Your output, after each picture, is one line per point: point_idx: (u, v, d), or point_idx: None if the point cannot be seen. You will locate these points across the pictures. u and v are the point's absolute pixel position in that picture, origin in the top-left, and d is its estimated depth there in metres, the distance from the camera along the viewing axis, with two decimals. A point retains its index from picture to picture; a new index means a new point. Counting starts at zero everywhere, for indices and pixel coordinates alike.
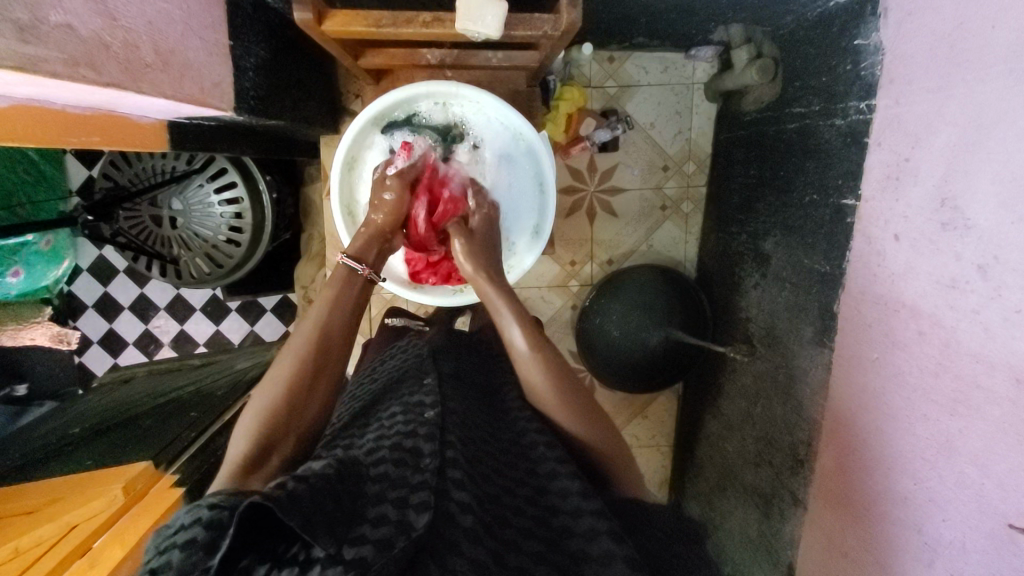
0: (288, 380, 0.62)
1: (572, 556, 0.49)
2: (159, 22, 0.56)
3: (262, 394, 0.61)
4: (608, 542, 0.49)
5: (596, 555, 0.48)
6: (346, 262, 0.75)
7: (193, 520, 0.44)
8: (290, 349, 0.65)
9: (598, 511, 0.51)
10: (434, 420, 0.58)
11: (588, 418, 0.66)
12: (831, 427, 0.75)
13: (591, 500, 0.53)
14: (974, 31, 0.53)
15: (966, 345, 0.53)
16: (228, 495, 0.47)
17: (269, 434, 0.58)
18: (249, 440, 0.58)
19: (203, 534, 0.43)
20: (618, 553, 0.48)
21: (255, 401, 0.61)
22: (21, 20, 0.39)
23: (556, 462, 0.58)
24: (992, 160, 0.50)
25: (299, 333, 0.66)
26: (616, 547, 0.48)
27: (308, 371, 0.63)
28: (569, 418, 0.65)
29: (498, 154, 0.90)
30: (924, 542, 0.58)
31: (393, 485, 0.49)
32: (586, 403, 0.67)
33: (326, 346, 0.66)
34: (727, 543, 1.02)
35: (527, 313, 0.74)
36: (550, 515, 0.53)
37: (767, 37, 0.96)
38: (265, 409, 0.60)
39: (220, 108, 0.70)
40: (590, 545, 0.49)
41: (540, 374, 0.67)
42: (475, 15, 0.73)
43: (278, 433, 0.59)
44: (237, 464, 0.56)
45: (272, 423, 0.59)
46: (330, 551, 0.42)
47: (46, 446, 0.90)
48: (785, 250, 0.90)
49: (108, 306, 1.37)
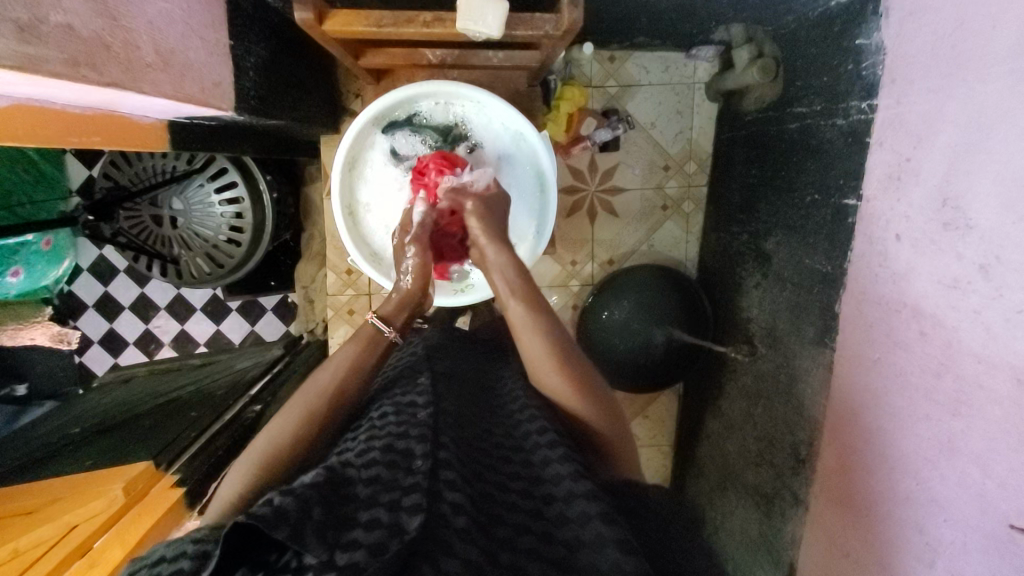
0: (297, 422, 0.61)
1: (566, 545, 0.48)
2: (159, 22, 0.56)
3: (269, 436, 0.60)
4: (601, 524, 0.48)
5: (588, 540, 0.47)
6: (373, 324, 0.74)
7: (176, 554, 0.44)
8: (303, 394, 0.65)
9: (591, 494, 0.51)
10: (426, 420, 0.58)
11: (603, 413, 0.66)
12: (832, 427, 0.75)
13: (583, 483, 0.53)
14: (976, 31, 0.53)
15: (967, 346, 0.53)
16: (209, 531, 0.47)
17: (268, 474, 0.57)
18: (246, 478, 0.56)
19: (189, 564, 0.43)
20: (609, 537, 0.46)
21: (260, 440, 0.61)
22: (21, 20, 0.39)
23: (552, 454, 0.57)
24: (994, 160, 0.50)
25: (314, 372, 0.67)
26: (607, 529, 0.47)
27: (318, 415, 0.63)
28: (561, 378, 0.67)
29: (498, 154, 0.90)
30: (925, 542, 0.58)
31: (384, 488, 0.49)
32: (601, 400, 0.67)
33: (340, 396, 0.66)
34: (728, 542, 1.02)
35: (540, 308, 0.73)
36: (545, 505, 0.53)
37: (768, 37, 0.96)
38: (268, 447, 0.59)
39: (220, 108, 0.70)
40: (584, 531, 0.48)
41: (539, 342, 0.70)
42: (476, 15, 0.72)
43: (283, 462, 0.58)
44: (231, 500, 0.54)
45: (272, 462, 0.58)
46: (323, 557, 0.43)
47: (47, 445, 0.90)
48: (786, 250, 0.90)
49: (108, 306, 1.36)
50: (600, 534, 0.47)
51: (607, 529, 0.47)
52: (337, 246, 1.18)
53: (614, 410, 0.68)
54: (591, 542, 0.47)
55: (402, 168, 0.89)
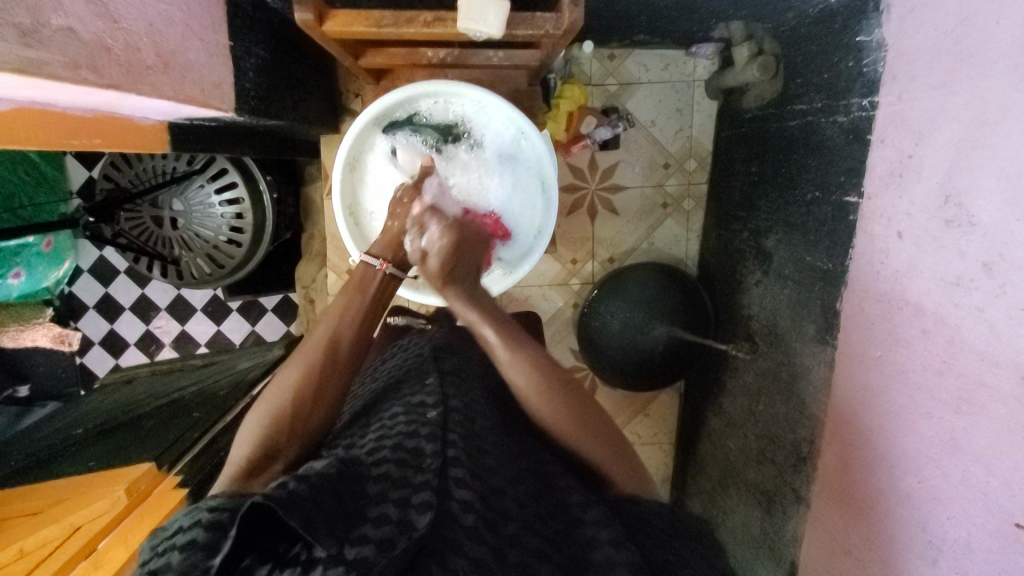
0: (295, 387, 0.63)
1: (573, 557, 0.49)
2: (160, 24, 0.56)
3: (271, 401, 0.62)
4: (609, 547, 0.49)
5: (599, 562, 0.49)
6: (364, 258, 0.80)
7: (193, 522, 0.44)
8: (303, 356, 0.66)
9: (601, 520, 0.53)
10: (435, 420, 0.59)
11: (619, 452, 0.66)
12: (833, 426, 0.75)
13: (593, 510, 0.54)
14: (979, 27, 0.53)
15: (970, 343, 0.53)
16: (228, 499, 0.48)
17: (271, 441, 0.58)
18: (255, 443, 0.58)
19: (203, 535, 0.43)
20: (619, 558, 0.48)
21: (261, 406, 0.62)
22: (22, 24, 0.39)
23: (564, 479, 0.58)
24: (997, 158, 0.50)
25: (311, 342, 0.68)
26: (617, 553, 0.49)
27: (313, 379, 0.64)
28: (557, 417, 0.66)
29: (501, 151, 0.89)
30: (928, 540, 0.58)
31: (394, 485, 0.49)
32: (612, 436, 0.67)
33: (335, 355, 0.68)
34: (728, 540, 1.02)
35: (524, 352, 0.70)
36: (551, 516, 0.54)
37: (768, 34, 0.96)
38: (268, 417, 0.60)
39: (220, 108, 0.69)
40: (592, 551, 0.50)
41: (519, 366, 0.69)
42: (477, 15, 0.72)
43: (285, 438, 0.59)
44: (240, 467, 0.56)
45: (277, 432, 0.59)
46: (332, 552, 0.42)
47: (52, 446, 0.91)
48: (787, 247, 0.90)
49: (109, 307, 1.37)
50: (609, 555, 0.49)
51: (619, 553, 0.49)
52: (337, 246, 1.17)
53: (597, 417, 0.68)
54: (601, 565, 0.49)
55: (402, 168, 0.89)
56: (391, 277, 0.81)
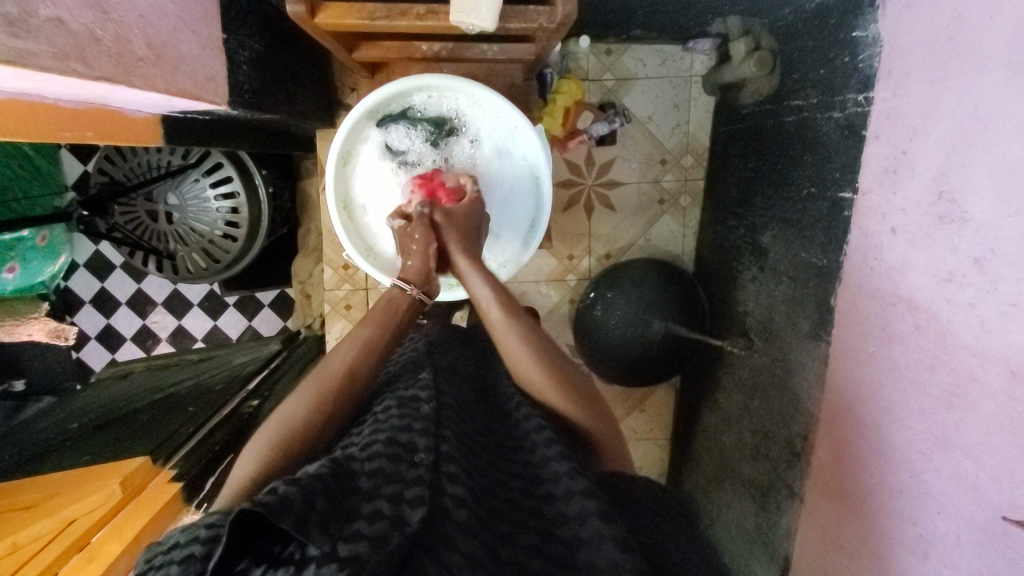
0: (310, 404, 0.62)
1: (568, 544, 0.49)
2: (151, 16, 0.56)
3: (282, 414, 0.61)
4: (599, 522, 0.48)
5: (588, 538, 0.48)
6: (396, 284, 0.79)
7: (189, 538, 0.44)
8: (318, 374, 0.65)
9: (588, 490, 0.51)
10: (429, 415, 0.58)
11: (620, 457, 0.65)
12: (827, 419, 0.75)
13: (581, 480, 0.53)
14: (973, 22, 0.53)
15: (962, 338, 0.53)
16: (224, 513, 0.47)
17: (275, 461, 0.57)
18: (262, 459, 0.57)
19: (200, 548, 0.44)
20: (607, 534, 0.47)
21: (273, 424, 0.60)
22: (10, 14, 0.39)
23: (550, 453, 0.57)
24: (990, 153, 0.50)
25: (327, 362, 0.67)
26: (604, 526, 0.48)
27: (325, 398, 0.63)
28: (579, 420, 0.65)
29: (496, 146, 0.90)
30: (918, 533, 0.58)
31: (388, 480, 0.49)
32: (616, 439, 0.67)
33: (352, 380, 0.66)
34: (724, 534, 1.02)
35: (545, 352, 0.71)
36: (545, 505, 0.53)
37: (765, 29, 0.96)
38: (280, 426, 0.60)
39: (213, 101, 0.69)
40: (581, 529, 0.49)
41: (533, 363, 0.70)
42: (469, 8, 0.71)
43: (287, 449, 0.58)
44: (242, 485, 0.54)
45: (282, 445, 0.58)
46: (325, 548, 0.42)
47: (46, 442, 0.91)
48: (783, 242, 0.90)
49: (107, 303, 1.37)
50: (597, 530, 0.48)
51: (607, 528, 0.48)
52: (335, 241, 1.18)
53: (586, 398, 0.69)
54: (590, 540, 0.48)
55: (396, 162, 0.89)
56: (421, 301, 0.80)
